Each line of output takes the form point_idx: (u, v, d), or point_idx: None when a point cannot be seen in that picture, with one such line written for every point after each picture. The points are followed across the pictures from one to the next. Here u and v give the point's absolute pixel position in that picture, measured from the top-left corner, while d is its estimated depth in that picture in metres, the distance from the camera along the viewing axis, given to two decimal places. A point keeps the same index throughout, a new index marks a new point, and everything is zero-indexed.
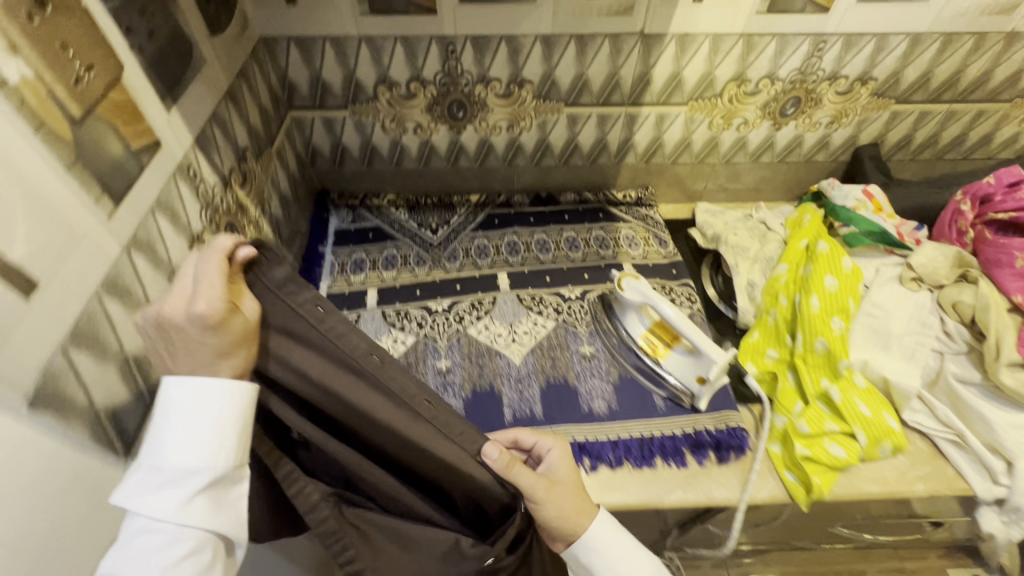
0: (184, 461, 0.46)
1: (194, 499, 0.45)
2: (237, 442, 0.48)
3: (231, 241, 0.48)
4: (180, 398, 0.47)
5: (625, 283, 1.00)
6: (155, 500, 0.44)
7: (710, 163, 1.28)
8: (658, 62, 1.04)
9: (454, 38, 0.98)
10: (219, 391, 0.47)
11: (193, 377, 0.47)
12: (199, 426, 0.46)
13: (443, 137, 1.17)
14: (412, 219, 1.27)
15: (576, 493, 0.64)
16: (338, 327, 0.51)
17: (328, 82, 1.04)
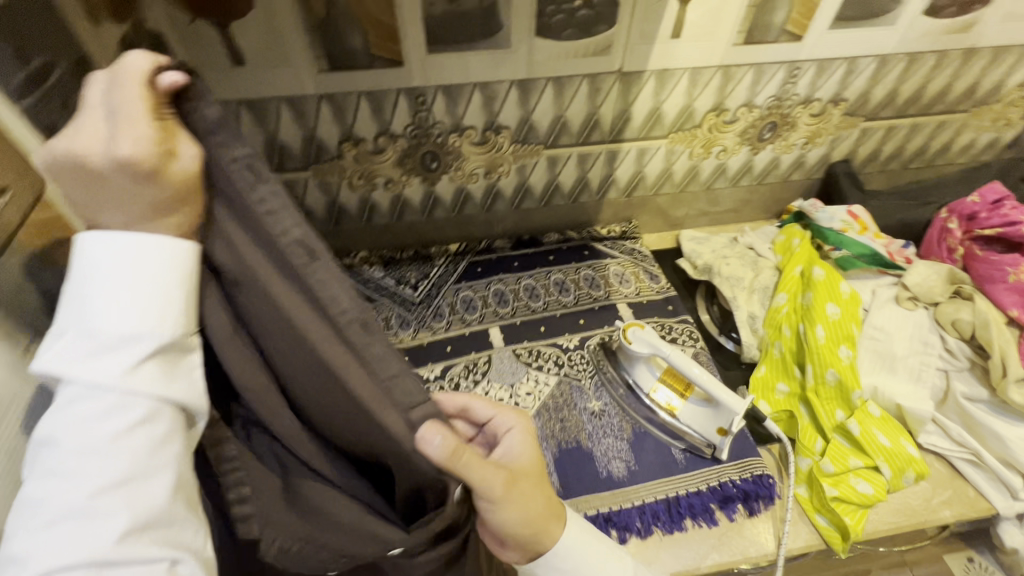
0: (106, 332, 0.37)
1: (141, 365, 0.37)
2: (172, 304, 0.38)
3: (151, 61, 0.37)
4: (106, 255, 0.38)
5: (631, 334, 0.96)
6: (91, 367, 0.36)
7: (691, 191, 1.25)
8: (637, 99, 1.01)
9: (423, 90, 0.91)
10: (146, 248, 0.37)
11: (123, 232, 0.38)
12: (125, 279, 0.37)
13: (416, 190, 1.09)
14: (389, 276, 1.17)
15: (535, 475, 0.59)
16: (270, 200, 0.40)
17: (286, 144, 0.94)
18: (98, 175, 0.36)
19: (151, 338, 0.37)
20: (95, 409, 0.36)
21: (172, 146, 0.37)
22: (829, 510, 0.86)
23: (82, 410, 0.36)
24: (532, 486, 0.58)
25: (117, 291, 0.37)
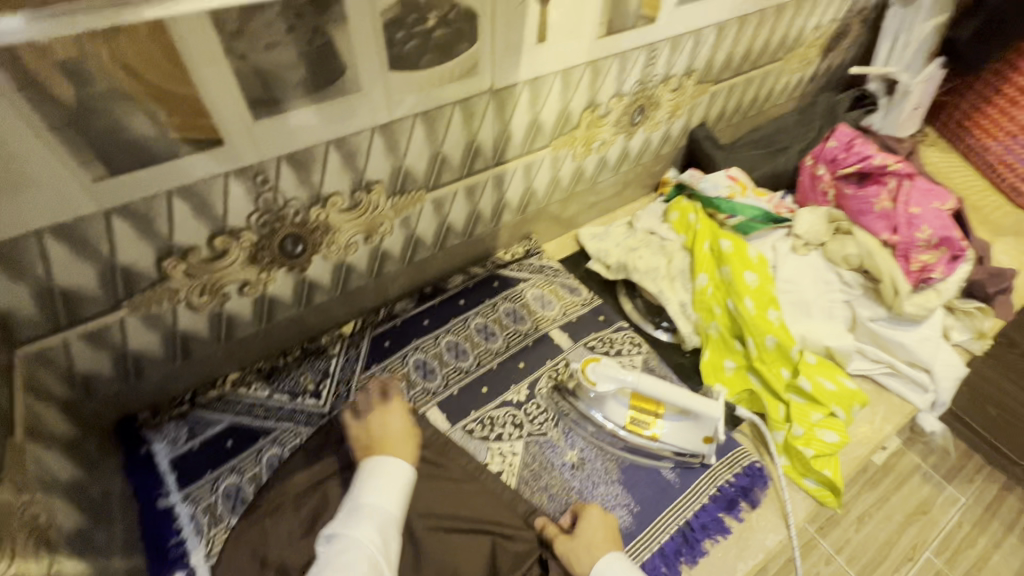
0: (365, 510, 0.70)
1: (383, 537, 0.68)
2: (403, 502, 0.74)
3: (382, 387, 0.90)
4: (375, 467, 0.75)
5: (591, 373, 0.89)
6: (360, 533, 0.67)
7: (579, 190, 1.19)
8: (514, 116, 0.89)
9: (261, 166, 0.68)
10: (393, 466, 0.76)
11: (375, 460, 0.77)
12: (384, 486, 0.73)
13: (283, 283, 0.85)
14: (279, 392, 0.93)
15: (607, 534, 0.77)
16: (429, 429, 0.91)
17: (72, 289, 0.64)
18: (375, 441, 0.81)
19: (393, 509, 0.72)
20: (350, 565, 0.63)
21: (396, 413, 0.85)
22: (813, 472, 0.89)
23: (345, 560, 0.64)
24: (603, 545, 0.75)
25: (376, 490, 0.73)
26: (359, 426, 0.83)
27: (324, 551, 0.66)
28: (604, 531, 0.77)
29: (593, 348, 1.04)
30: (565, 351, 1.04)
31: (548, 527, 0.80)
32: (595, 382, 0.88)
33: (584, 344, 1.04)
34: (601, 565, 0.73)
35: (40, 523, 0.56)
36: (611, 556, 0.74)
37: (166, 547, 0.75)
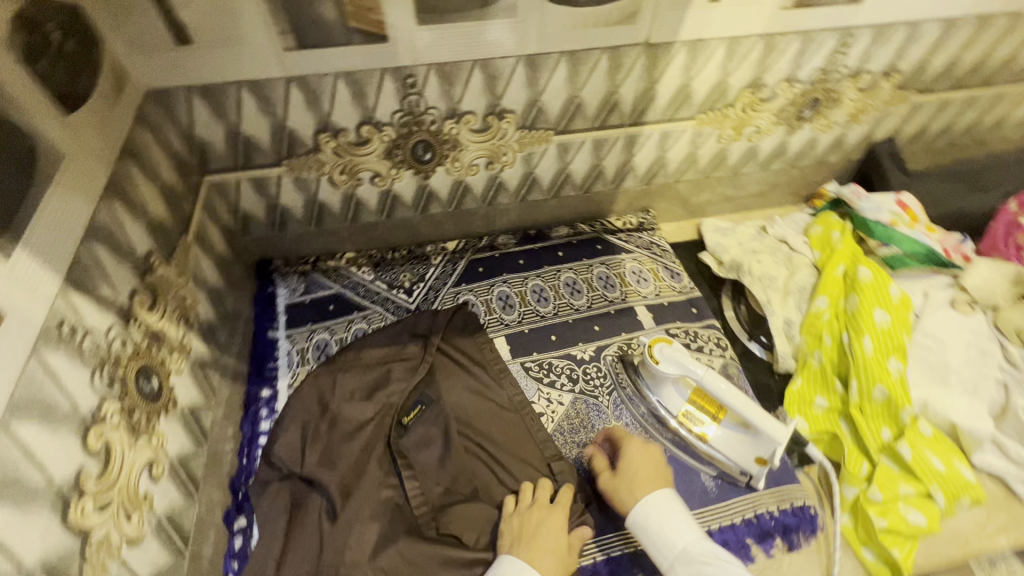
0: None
1: None
2: None
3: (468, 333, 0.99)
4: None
5: (657, 352, 0.85)
6: None
7: (716, 177, 1.11)
8: (664, 77, 0.86)
9: (413, 69, 0.76)
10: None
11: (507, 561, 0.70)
12: None
13: (407, 185, 0.94)
14: (380, 279, 1.05)
15: (652, 472, 0.76)
16: (493, 355, 0.97)
17: (253, 137, 0.80)
18: (525, 541, 0.73)
19: None
20: None
21: (556, 518, 0.75)
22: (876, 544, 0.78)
23: None
24: (647, 484, 0.74)
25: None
26: (515, 518, 0.77)
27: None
28: (649, 468, 0.76)
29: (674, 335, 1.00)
30: (644, 330, 1.01)
31: (596, 460, 0.82)
32: (658, 361, 0.84)
33: (666, 328, 1.01)
34: (641, 502, 0.72)
35: (187, 304, 0.73)
36: (656, 493, 0.72)
37: (265, 366, 0.92)
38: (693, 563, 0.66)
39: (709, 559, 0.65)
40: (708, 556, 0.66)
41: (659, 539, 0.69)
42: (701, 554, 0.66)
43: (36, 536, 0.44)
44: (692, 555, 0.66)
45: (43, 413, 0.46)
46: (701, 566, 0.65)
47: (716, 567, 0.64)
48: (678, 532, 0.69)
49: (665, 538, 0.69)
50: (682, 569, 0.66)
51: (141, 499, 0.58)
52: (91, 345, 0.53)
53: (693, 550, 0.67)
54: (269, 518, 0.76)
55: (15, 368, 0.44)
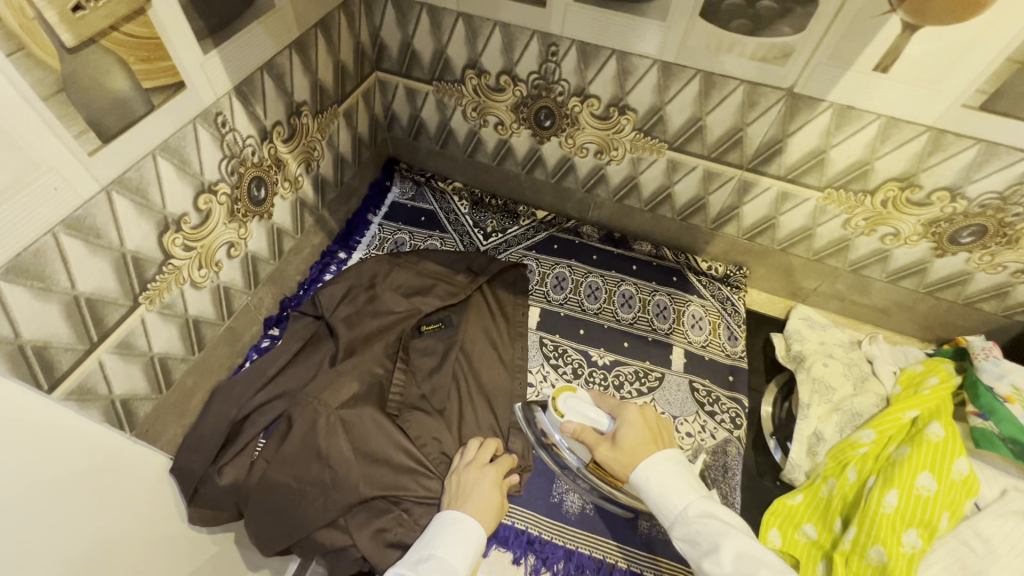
0: (435, 564, 0.68)
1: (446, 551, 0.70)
2: (470, 541, 0.72)
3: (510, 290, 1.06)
4: (444, 524, 0.73)
5: (561, 403, 0.77)
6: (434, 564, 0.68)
7: (830, 266, 1.01)
8: (799, 132, 0.81)
9: (558, 39, 0.84)
10: (466, 522, 0.73)
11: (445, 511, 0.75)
12: (458, 537, 0.72)
13: (523, 142, 1.04)
14: (470, 215, 1.18)
15: (649, 435, 0.70)
16: (520, 318, 1.04)
17: (418, 52, 0.96)
18: (463, 499, 0.77)
19: (465, 543, 0.71)
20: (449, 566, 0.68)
21: (492, 481, 0.80)
22: None
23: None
24: (647, 451, 0.69)
25: (450, 542, 0.71)
26: (455, 476, 0.81)
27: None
28: (646, 434, 0.70)
29: (694, 389, 0.96)
30: (669, 369, 0.99)
31: (583, 434, 0.74)
32: (564, 413, 0.76)
33: (690, 380, 0.97)
34: (638, 471, 0.67)
35: (313, 154, 0.93)
36: (654, 461, 0.67)
37: (353, 236, 1.12)
38: (689, 529, 0.63)
39: (709, 522, 0.62)
40: (705, 521, 0.62)
41: (657, 502, 0.66)
42: (700, 517, 0.62)
43: (138, 235, 0.64)
44: (690, 518, 0.63)
45: (178, 162, 0.66)
46: (700, 530, 0.62)
47: (713, 532, 0.61)
48: (678, 493, 0.65)
49: (665, 500, 0.65)
50: (680, 531, 0.64)
51: (214, 263, 0.78)
52: (230, 139, 0.73)
53: (691, 512, 0.63)
54: (291, 337, 0.94)
55: (176, 123, 0.64)
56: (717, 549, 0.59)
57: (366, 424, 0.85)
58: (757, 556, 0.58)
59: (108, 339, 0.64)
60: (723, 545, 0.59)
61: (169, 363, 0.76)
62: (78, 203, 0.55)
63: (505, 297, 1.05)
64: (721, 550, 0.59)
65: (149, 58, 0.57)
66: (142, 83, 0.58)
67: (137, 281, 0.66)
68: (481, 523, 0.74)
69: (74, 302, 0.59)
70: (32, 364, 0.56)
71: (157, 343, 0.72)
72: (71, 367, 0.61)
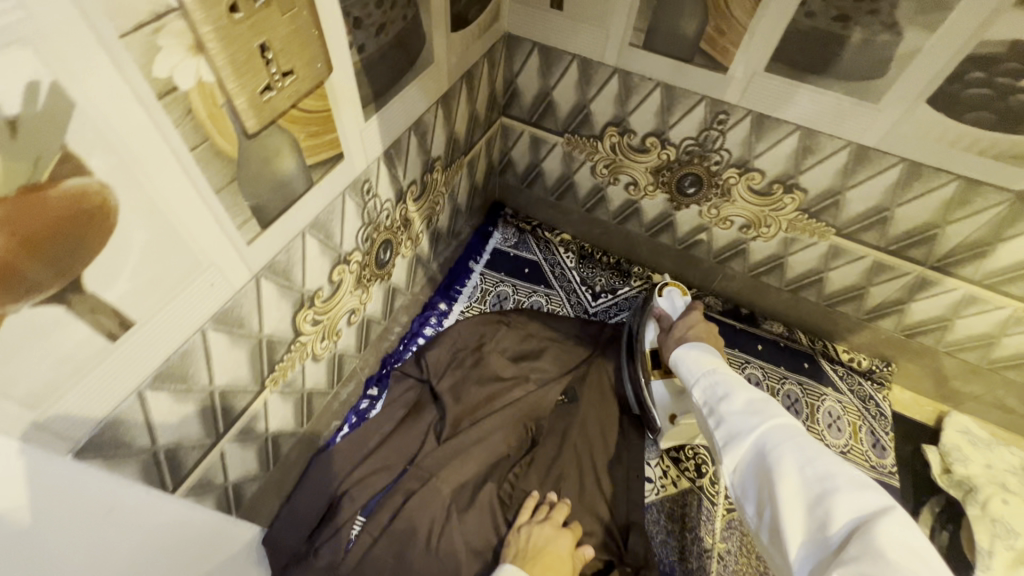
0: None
1: None
2: None
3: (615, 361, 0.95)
4: None
5: (667, 288, 0.89)
6: None
7: (1005, 378, 0.87)
8: (1017, 239, 0.69)
9: (731, 108, 0.73)
10: None
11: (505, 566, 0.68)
12: None
13: (655, 205, 0.94)
14: (579, 271, 1.09)
15: (707, 335, 0.75)
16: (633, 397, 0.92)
17: (556, 103, 0.87)
18: (531, 557, 0.70)
19: None
20: None
21: (560, 545, 0.72)
22: None
23: None
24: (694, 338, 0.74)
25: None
26: (521, 531, 0.75)
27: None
28: (703, 332, 0.75)
29: None
30: None
31: (660, 314, 0.84)
32: (662, 293, 0.88)
33: None
34: (682, 347, 0.70)
35: (435, 208, 0.85)
36: (703, 346, 0.69)
37: (454, 287, 1.05)
38: (706, 384, 0.60)
39: (730, 378, 0.59)
40: (724, 374, 0.60)
41: (687, 368, 0.65)
42: (725, 374, 0.60)
43: (276, 317, 0.57)
44: (714, 374, 0.61)
45: (324, 237, 0.59)
46: (720, 381, 0.59)
47: (731, 385, 0.58)
48: (710, 361, 0.64)
49: (692, 367, 0.65)
50: (699, 387, 0.61)
51: (335, 332, 0.71)
52: (371, 206, 0.66)
53: (717, 369, 0.61)
54: (394, 401, 0.88)
55: (329, 197, 0.57)
56: (732, 393, 0.57)
57: (481, 519, 0.78)
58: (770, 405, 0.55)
59: (232, 428, 0.58)
60: (740, 390, 0.56)
61: (280, 439, 0.70)
62: (229, 293, 0.49)
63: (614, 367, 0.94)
64: (735, 394, 0.56)
65: (319, 133, 0.50)
66: (307, 159, 0.51)
67: (267, 365, 0.59)
68: None
69: (208, 398, 0.52)
70: (161, 469, 0.50)
71: (274, 423, 0.66)
72: (196, 462, 0.55)
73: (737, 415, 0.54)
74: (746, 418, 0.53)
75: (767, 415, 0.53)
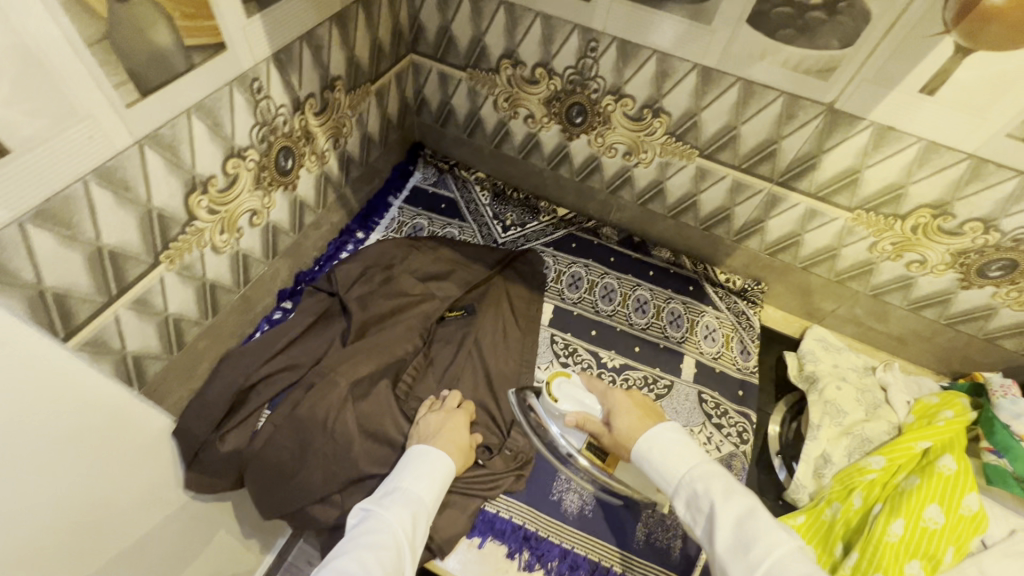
0: (401, 494, 0.68)
1: (397, 492, 0.69)
2: (433, 484, 0.71)
3: (512, 280, 1.05)
4: (409, 461, 0.73)
5: (555, 388, 0.76)
6: (387, 514, 0.65)
7: (850, 289, 0.99)
8: (836, 149, 0.80)
9: (599, 35, 0.83)
10: (432, 455, 0.74)
11: (415, 448, 0.75)
12: (424, 472, 0.72)
13: (551, 136, 1.03)
14: (491, 207, 1.16)
15: (641, 412, 0.69)
16: (530, 310, 1.03)
17: (456, 38, 0.96)
18: (433, 435, 0.78)
19: (426, 499, 0.69)
20: (392, 520, 0.65)
21: (458, 420, 0.81)
22: None
23: (375, 535, 0.62)
24: (642, 427, 0.67)
25: (415, 475, 0.71)
26: (422, 420, 0.82)
27: (356, 524, 0.65)
28: (636, 409, 0.70)
29: (702, 401, 0.95)
30: (679, 378, 0.97)
31: (587, 422, 0.73)
32: (559, 398, 0.75)
33: (699, 391, 0.96)
34: (640, 445, 0.65)
35: (341, 130, 0.92)
36: (657, 430, 0.65)
37: (371, 217, 1.12)
38: (687, 497, 0.60)
39: (706, 486, 0.59)
40: (701, 484, 0.59)
41: (657, 469, 0.63)
42: (701, 480, 0.60)
43: (166, 192, 0.64)
44: (690, 483, 0.60)
45: (212, 123, 0.65)
46: (700, 495, 0.59)
47: (710, 498, 0.58)
48: (679, 459, 0.62)
49: (660, 466, 0.63)
50: (681, 497, 0.61)
51: (236, 229, 0.78)
52: (264, 106, 0.72)
53: (693, 481, 0.60)
54: (304, 309, 0.94)
55: (214, 85, 0.63)
56: (716, 515, 0.56)
57: (379, 406, 0.85)
58: (755, 523, 0.55)
59: (127, 294, 0.65)
60: (725, 511, 0.56)
61: (182, 323, 0.76)
62: (111, 152, 0.55)
63: (514, 284, 1.05)
64: (720, 517, 0.56)
65: (195, 16, 0.57)
66: (186, 40, 0.58)
67: (160, 240, 0.66)
68: (444, 454, 0.75)
69: (97, 253, 0.59)
70: (52, 311, 0.56)
71: (173, 304, 0.72)
72: (88, 317, 0.61)
73: (734, 552, 0.54)
74: (740, 554, 0.53)
75: (760, 546, 0.53)
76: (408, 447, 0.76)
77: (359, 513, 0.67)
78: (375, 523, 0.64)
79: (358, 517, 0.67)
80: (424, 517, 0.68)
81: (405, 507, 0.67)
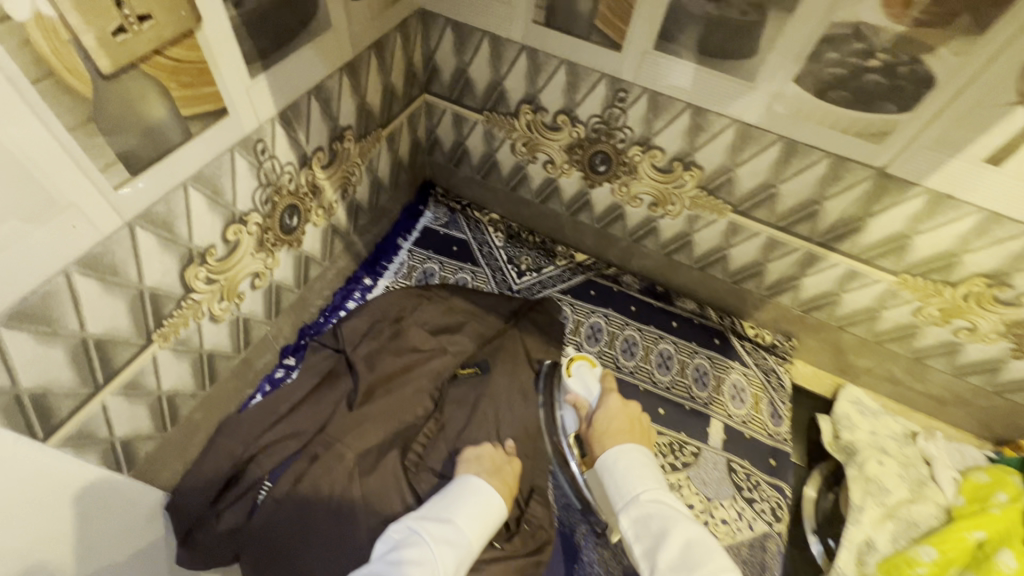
0: (451, 530, 0.64)
1: (448, 524, 0.64)
2: (482, 528, 0.67)
3: (528, 334, 0.98)
4: (464, 492, 0.70)
5: (574, 366, 0.84)
6: (434, 547, 0.61)
7: (889, 350, 0.93)
8: (884, 213, 0.74)
9: (629, 86, 0.77)
10: (489, 496, 0.70)
11: (467, 480, 0.72)
12: (477, 512, 0.67)
13: (572, 183, 0.97)
14: (505, 250, 1.11)
15: (628, 424, 0.73)
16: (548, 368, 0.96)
17: (473, 81, 0.90)
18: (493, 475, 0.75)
19: (472, 543, 0.65)
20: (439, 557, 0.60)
21: (515, 468, 0.78)
22: None
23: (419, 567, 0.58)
24: (620, 430, 0.71)
25: (466, 516, 0.66)
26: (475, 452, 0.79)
27: (399, 544, 0.61)
28: (623, 418, 0.74)
29: (732, 471, 0.89)
30: (706, 445, 0.91)
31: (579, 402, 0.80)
32: (571, 373, 0.83)
33: (729, 460, 0.90)
34: (608, 452, 0.68)
35: (349, 179, 0.87)
36: (627, 445, 0.68)
37: (379, 262, 1.05)
38: (637, 515, 0.61)
39: (659, 509, 0.60)
40: (656, 507, 0.61)
41: (615, 484, 0.65)
42: (655, 502, 0.61)
43: (159, 270, 0.58)
44: (645, 502, 0.61)
45: (211, 193, 0.60)
46: (652, 514, 0.60)
47: (662, 519, 0.59)
48: (640, 480, 0.64)
49: (620, 482, 0.65)
50: (631, 514, 0.61)
51: (236, 294, 0.72)
52: (268, 167, 0.67)
53: (647, 499, 0.61)
54: (309, 369, 0.87)
55: (214, 152, 0.57)
56: (665, 534, 0.57)
57: (386, 483, 0.79)
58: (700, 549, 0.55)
59: (115, 381, 0.59)
60: (673, 532, 0.57)
61: (176, 398, 0.70)
62: (97, 239, 0.50)
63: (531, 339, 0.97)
64: (670, 535, 0.57)
65: (193, 83, 0.52)
66: (183, 110, 0.52)
67: (153, 319, 0.60)
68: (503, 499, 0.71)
69: (81, 345, 0.53)
70: (28, 413, 0.51)
71: (167, 381, 0.67)
72: (71, 412, 0.55)
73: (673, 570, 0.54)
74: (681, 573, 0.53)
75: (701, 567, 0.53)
76: (462, 476, 0.74)
77: (399, 528, 0.64)
78: (420, 552, 0.60)
79: (396, 531, 0.64)
80: (465, 565, 0.63)
81: (453, 547, 0.62)
